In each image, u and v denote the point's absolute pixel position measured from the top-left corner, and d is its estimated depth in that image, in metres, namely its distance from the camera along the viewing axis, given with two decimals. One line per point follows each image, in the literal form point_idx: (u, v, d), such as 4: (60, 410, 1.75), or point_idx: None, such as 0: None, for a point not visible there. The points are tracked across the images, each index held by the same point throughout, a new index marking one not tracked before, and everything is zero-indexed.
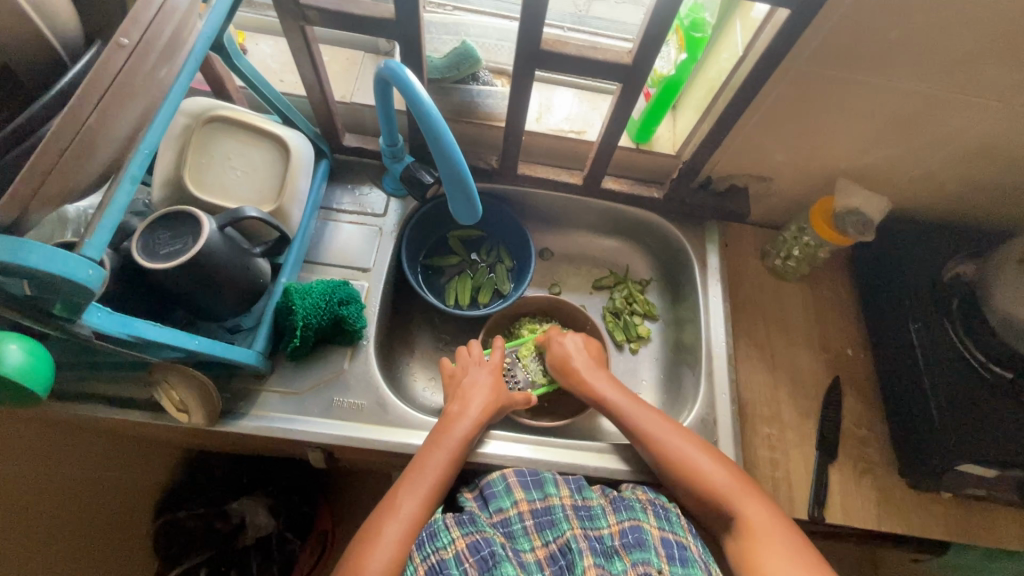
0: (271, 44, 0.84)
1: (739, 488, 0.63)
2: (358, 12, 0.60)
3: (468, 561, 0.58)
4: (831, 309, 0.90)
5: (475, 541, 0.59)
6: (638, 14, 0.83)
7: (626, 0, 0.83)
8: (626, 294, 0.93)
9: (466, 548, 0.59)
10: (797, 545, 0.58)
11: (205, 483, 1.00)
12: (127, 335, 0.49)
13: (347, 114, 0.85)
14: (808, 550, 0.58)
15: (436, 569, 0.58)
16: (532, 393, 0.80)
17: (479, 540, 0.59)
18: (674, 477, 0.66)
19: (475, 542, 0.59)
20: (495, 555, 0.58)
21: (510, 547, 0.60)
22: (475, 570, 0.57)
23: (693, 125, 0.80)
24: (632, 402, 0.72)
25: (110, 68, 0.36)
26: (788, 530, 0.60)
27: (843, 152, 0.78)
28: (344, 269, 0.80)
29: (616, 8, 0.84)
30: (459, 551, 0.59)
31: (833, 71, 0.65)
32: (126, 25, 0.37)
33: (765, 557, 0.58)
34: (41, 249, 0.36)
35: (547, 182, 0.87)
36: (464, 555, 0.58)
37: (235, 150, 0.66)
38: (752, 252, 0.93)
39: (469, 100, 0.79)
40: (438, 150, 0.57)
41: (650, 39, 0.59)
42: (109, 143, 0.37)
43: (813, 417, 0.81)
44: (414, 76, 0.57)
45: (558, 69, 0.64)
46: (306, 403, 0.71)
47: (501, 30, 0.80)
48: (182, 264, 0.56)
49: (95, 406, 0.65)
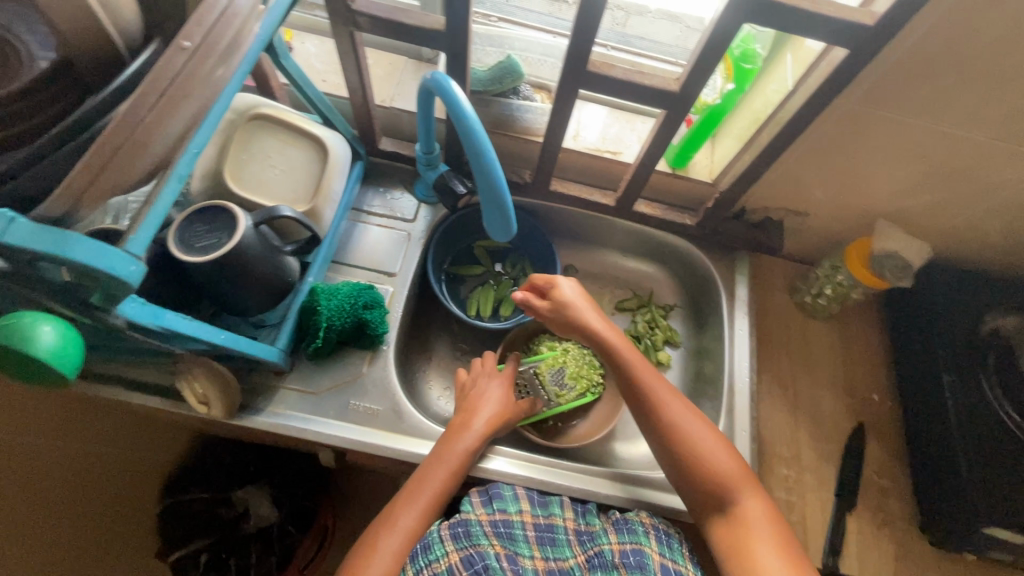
0: (316, 43, 0.85)
1: (741, 473, 0.61)
2: (407, 21, 0.60)
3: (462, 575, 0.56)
4: (859, 351, 0.88)
5: (470, 555, 0.57)
6: (683, 35, 0.80)
7: (663, 16, 0.79)
8: (648, 318, 0.91)
9: (460, 562, 0.57)
10: (781, 534, 0.58)
11: (213, 469, 0.99)
12: (157, 326, 0.50)
13: (385, 118, 0.85)
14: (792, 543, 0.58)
15: None
16: (538, 402, 0.79)
17: (473, 554, 0.58)
18: (668, 445, 0.63)
19: (469, 555, 0.57)
20: (489, 568, 0.56)
21: (508, 557, 0.58)
22: None
23: (732, 154, 0.78)
24: (634, 355, 0.68)
25: (171, 69, 0.37)
26: (779, 526, 0.59)
27: (886, 195, 0.76)
28: (369, 272, 0.80)
29: (654, 23, 0.80)
30: (452, 564, 0.57)
31: (884, 112, 0.63)
32: (189, 28, 0.38)
33: (756, 550, 0.57)
34: (87, 244, 0.35)
35: (579, 200, 0.86)
36: (457, 568, 0.56)
37: (275, 149, 0.66)
38: (781, 287, 0.91)
39: (509, 114, 0.79)
40: (477, 165, 0.56)
41: (701, 68, 0.58)
42: (163, 141, 0.37)
43: (831, 462, 0.79)
44: (459, 89, 0.56)
45: (602, 91, 0.63)
46: (321, 404, 0.71)
47: (545, 45, 0.80)
48: (216, 260, 0.57)
49: (117, 389, 0.65)
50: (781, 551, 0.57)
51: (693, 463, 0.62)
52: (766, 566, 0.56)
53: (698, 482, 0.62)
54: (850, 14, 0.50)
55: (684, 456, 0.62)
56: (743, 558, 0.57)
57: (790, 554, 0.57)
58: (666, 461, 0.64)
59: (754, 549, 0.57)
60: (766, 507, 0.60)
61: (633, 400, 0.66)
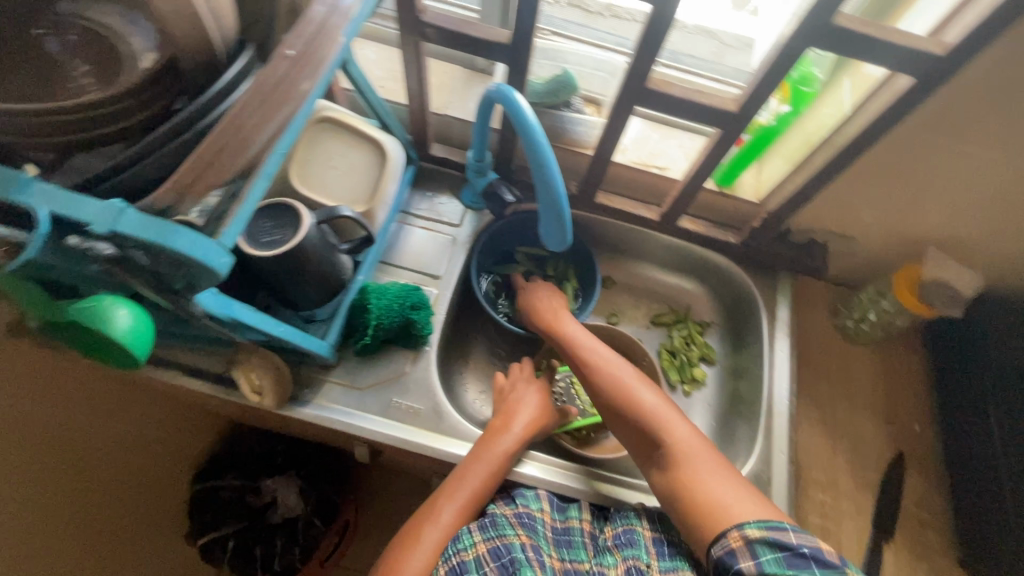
0: (374, 50, 0.87)
1: (672, 413, 0.63)
2: (473, 34, 0.62)
3: (488, 566, 0.58)
4: (901, 379, 0.86)
5: (496, 547, 0.60)
6: (718, 50, 0.82)
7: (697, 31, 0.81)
8: (685, 334, 0.92)
9: (487, 553, 0.59)
10: (719, 465, 0.58)
11: (245, 457, 1.01)
12: (227, 316, 0.53)
13: (438, 125, 0.88)
14: (734, 476, 0.58)
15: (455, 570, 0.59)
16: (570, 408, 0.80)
17: (499, 546, 0.60)
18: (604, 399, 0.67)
19: (495, 547, 0.60)
20: (515, 562, 0.58)
21: (532, 548, 0.61)
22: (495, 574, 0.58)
23: (781, 176, 0.78)
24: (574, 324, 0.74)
25: (274, 75, 0.40)
26: (713, 453, 0.60)
27: (938, 223, 0.75)
28: (415, 274, 0.82)
29: (688, 38, 0.82)
30: (479, 555, 0.60)
31: (943, 140, 0.63)
32: (292, 39, 0.42)
33: (692, 482, 0.57)
34: (188, 236, 0.38)
35: (623, 214, 0.87)
36: (484, 559, 0.59)
37: (338, 152, 0.69)
38: (822, 310, 0.90)
39: (560, 126, 0.80)
40: (539, 177, 0.58)
41: (761, 90, 0.59)
42: (259, 143, 0.40)
43: (869, 490, 0.78)
44: (523, 100, 0.58)
45: (659, 108, 0.65)
46: (365, 399, 0.73)
47: (598, 60, 0.79)
48: (281, 255, 0.60)
49: (174, 373, 0.68)
50: (719, 481, 0.57)
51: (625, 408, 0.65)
52: (705, 492, 0.56)
53: (636, 428, 0.64)
54: (918, 44, 0.51)
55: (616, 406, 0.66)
56: (684, 496, 0.57)
57: (731, 484, 0.57)
58: (609, 416, 0.67)
59: (687, 480, 0.58)
60: (701, 441, 0.61)
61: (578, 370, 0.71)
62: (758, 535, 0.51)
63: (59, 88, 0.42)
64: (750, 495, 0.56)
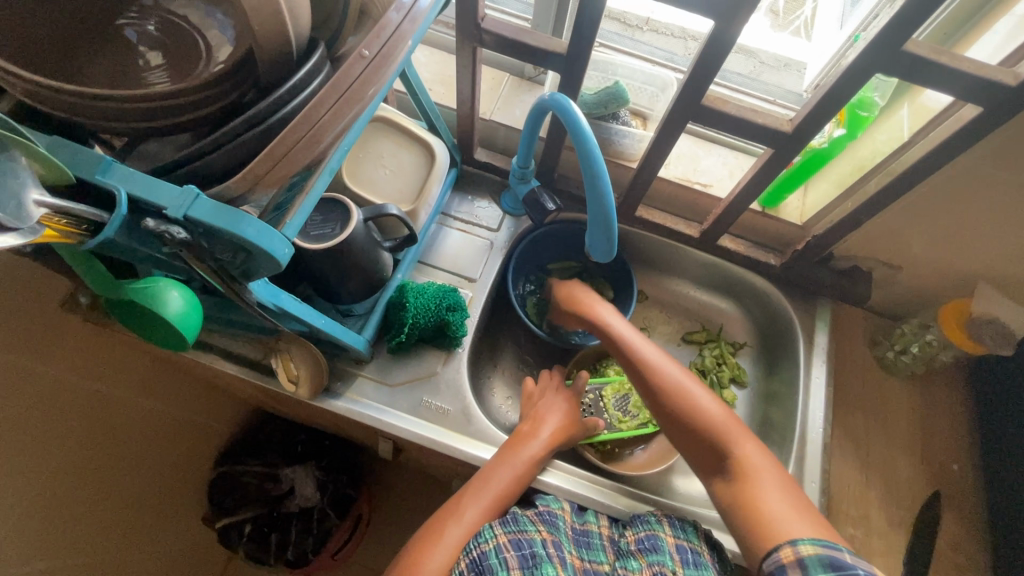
0: (426, 54, 0.89)
1: (736, 426, 0.62)
2: (530, 42, 0.63)
3: (509, 553, 0.57)
4: (941, 416, 0.84)
5: (518, 538, 0.58)
6: (755, 68, 0.83)
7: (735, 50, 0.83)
8: (716, 353, 0.90)
9: (507, 542, 0.58)
10: (785, 481, 0.58)
11: (265, 444, 1.03)
12: (274, 305, 0.54)
13: (483, 130, 0.88)
14: (800, 493, 0.57)
15: (476, 561, 0.57)
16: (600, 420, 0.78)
17: (521, 538, 0.58)
18: (669, 408, 0.65)
19: (517, 538, 0.58)
20: (536, 555, 0.57)
21: (553, 544, 0.59)
22: (517, 565, 0.56)
23: (828, 200, 0.77)
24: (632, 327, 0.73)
25: (349, 76, 0.40)
26: (780, 473, 0.59)
27: (991, 258, 0.73)
28: (451, 275, 0.83)
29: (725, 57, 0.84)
30: (500, 544, 0.58)
31: (1004, 174, 0.61)
32: (369, 40, 0.41)
33: (760, 495, 0.56)
34: (255, 225, 0.39)
35: (663, 229, 0.86)
36: (504, 547, 0.57)
37: (388, 151, 0.70)
38: (861, 339, 0.88)
39: (606, 137, 0.80)
40: (591, 187, 0.57)
41: (819, 111, 0.58)
42: (328, 140, 0.41)
43: (902, 527, 0.76)
44: (578, 110, 0.58)
45: (712, 124, 0.64)
46: (395, 397, 0.73)
47: (648, 74, 0.81)
48: (328, 248, 0.60)
49: (212, 356, 0.70)
50: (786, 497, 0.56)
51: (691, 419, 0.63)
52: (772, 510, 0.55)
53: (698, 437, 0.63)
54: (991, 74, 0.50)
55: (680, 415, 0.64)
56: (749, 510, 0.56)
57: (799, 502, 0.56)
58: (670, 424, 0.65)
59: (753, 495, 0.57)
60: (768, 457, 0.60)
61: (634, 372, 0.69)
62: (812, 553, 0.50)
63: (140, 75, 0.44)
64: (816, 513, 0.55)
